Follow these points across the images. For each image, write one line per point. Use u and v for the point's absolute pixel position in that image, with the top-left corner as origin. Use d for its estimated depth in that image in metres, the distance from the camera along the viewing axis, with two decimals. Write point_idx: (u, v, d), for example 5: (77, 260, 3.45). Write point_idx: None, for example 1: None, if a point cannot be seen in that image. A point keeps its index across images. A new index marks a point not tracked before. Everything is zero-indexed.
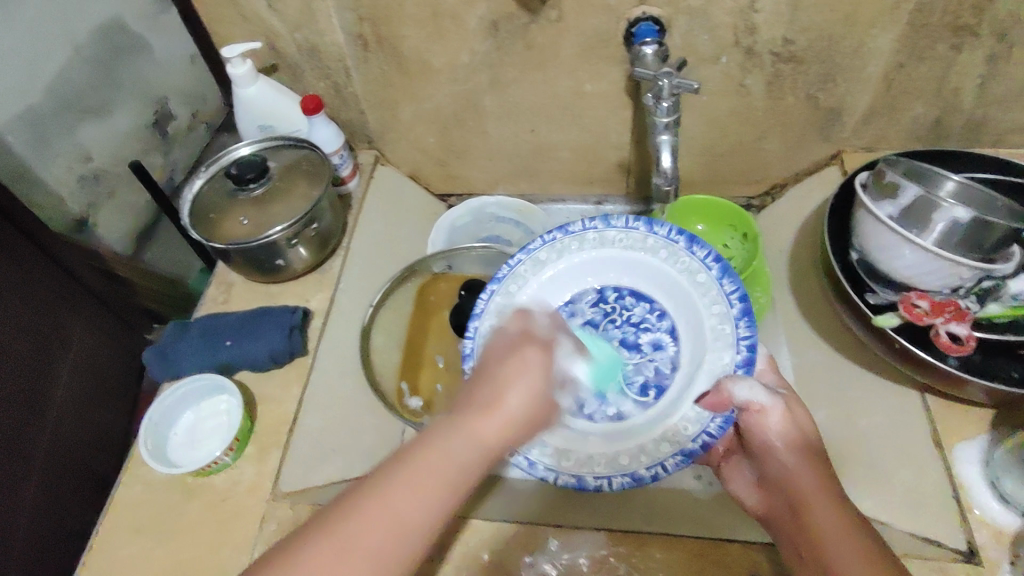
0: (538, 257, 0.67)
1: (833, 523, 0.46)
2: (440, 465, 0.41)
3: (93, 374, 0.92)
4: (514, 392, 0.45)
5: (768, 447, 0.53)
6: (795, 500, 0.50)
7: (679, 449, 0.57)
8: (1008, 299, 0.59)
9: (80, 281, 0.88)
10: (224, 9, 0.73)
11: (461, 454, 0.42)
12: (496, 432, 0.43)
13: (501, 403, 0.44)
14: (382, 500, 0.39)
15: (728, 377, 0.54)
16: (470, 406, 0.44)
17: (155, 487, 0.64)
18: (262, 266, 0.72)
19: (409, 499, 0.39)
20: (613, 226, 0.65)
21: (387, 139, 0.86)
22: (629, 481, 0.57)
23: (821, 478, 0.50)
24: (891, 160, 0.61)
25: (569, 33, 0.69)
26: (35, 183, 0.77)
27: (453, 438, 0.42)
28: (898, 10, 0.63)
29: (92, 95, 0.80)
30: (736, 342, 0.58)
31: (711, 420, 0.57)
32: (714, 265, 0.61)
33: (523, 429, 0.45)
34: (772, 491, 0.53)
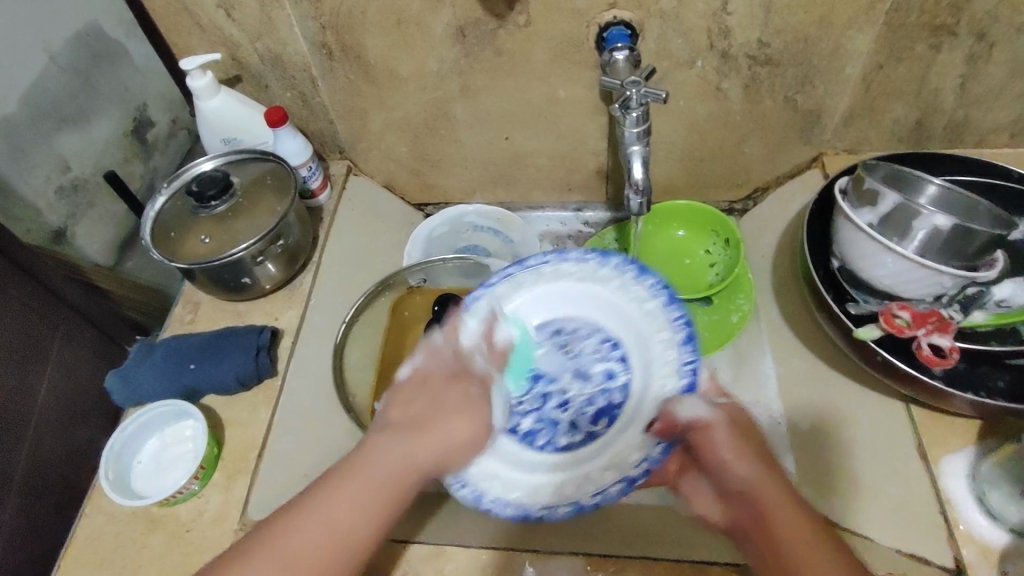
0: (496, 292, 0.63)
1: (802, 550, 0.44)
2: (371, 478, 0.45)
3: (76, 386, 0.79)
4: (449, 421, 0.50)
5: (721, 464, 0.50)
6: (758, 516, 0.47)
7: (623, 475, 0.56)
8: (992, 306, 0.56)
9: (52, 291, 0.76)
10: (183, 19, 0.70)
11: (390, 476, 0.46)
12: (434, 448, 0.49)
13: (434, 427, 0.49)
14: (323, 508, 0.44)
15: (671, 401, 0.55)
16: (406, 425, 0.49)
17: (118, 519, 0.61)
18: (228, 285, 0.70)
19: (344, 512, 0.44)
20: (568, 258, 0.64)
21: (359, 150, 0.83)
22: (573, 510, 0.54)
23: (784, 494, 0.47)
24: (870, 166, 0.60)
25: (539, 38, 0.67)
26: (13, 197, 0.78)
27: (380, 453, 0.47)
28: (874, 10, 0.61)
29: (68, 104, 0.84)
30: (680, 367, 0.58)
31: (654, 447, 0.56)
32: (662, 292, 0.61)
33: (453, 450, 0.50)
34: (733, 508, 0.49)
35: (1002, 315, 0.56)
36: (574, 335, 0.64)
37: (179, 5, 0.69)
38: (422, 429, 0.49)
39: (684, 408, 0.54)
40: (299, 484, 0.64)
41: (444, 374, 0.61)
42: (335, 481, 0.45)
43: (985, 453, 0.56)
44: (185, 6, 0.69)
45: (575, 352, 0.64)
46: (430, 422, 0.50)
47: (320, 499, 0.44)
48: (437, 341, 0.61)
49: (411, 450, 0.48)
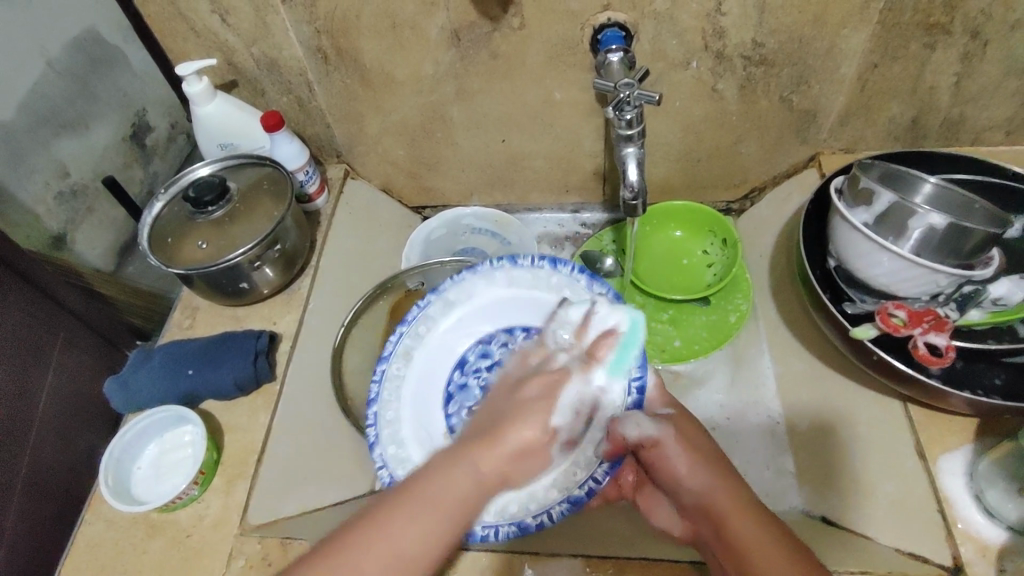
0: (448, 299, 0.66)
1: (753, 534, 0.47)
2: (432, 501, 0.43)
3: (75, 392, 0.79)
4: (516, 429, 0.48)
5: (677, 478, 0.53)
6: (715, 520, 0.50)
7: (568, 496, 0.58)
8: (989, 304, 0.57)
9: (52, 297, 0.77)
10: (179, 26, 0.70)
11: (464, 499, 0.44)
12: (495, 470, 0.46)
13: (501, 435, 0.47)
14: (379, 531, 0.41)
15: (616, 420, 0.56)
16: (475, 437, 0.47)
17: (118, 525, 0.62)
18: (226, 290, 0.70)
19: (404, 531, 0.42)
20: (520, 265, 0.66)
21: (356, 153, 0.84)
22: (515, 530, 0.57)
23: (737, 497, 0.50)
24: (865, 166, 0.60)
25: (534, 40, 0.67)
26: (14, 201, 0.78)
27: (448, 480, 0.44)
28: (867, 9, 0.61)
29: (68, 109, 0.85)
30: (628, 383, 0.58)
31: (597, 467, 0.59)
32: (611, 302, 0.62)
33: (520, 462, 0.47)
34: (693, 520, 0.52)
35: (997, 313, 0.56)
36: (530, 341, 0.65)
37: (174, 11, 0.69)
38: (485, 443, 0.46)
39: (632, 428, 0.55)
40: (298, 489, 0.64)
41: (394, 388, 0.64)
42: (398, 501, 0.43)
43: (983, 451, 0.56)
44: (179, 12, 0.69)
45: None
46: (499, 432, 0.47)
47: (382, 533, 0.41)
48: (389, 353, 0.65)
49: (478, 471, 0.45)
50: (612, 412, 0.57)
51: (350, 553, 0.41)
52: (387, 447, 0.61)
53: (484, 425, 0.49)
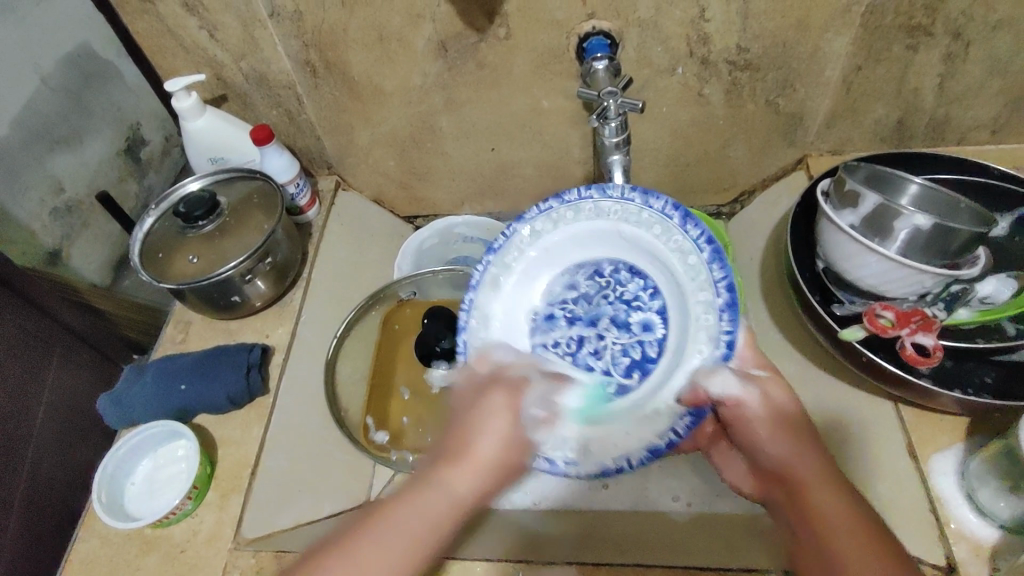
0: (534, 227, 0.66)
1: (834, 513, 0.47)
2: (421, 512, 0.46)
3: (70, 407, 0.79)
4: (493, 420, 0.50)
5: (755, 443, 0.52)
6: (792, 489, 0.49)
7: (647, 447, 0.57)
8: (976, 303, 0.57)
9: (47, 311, 0.77)
10: (166, 41, 0.71)
11: (440, 507, 0.46)
12: (466, 489, 0.47)
13: (472, 449, 0.48)
14: (354, 547, 0.44)
15: (702, 374, 0.56)
16: (440, 459, 0.49)
17: (112, 541, 0.61)
18: (218, 304, 0.70)
19: (396, 536, 0.45)
20: (609, 196, 0.63)
21: (347, 165, 0.84)
22: (597, 473, 0.58)
23: (819, 465, 0.49)
24: (850, 168, 0.60)
25: (520, 50, 0.67)
26: (11, 219, 0.78)
27: (420, 494, 0.46)
28: (849, 13, 0.62)
29: (60, 125, 0.83)
30: (716, 337, 0.57)
31: (679, 418, 0.57)
32: (705, 247, 0.59)
33: (496, 473, 0.49)
34: (767, 482, 0.53)
35: (985, 311, 0.56)
36: (618, 276, 0.65)
37: (163, 28, 0.69)
38: (448, 461, 0.48)
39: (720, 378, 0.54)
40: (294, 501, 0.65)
41: (479, 324, 0.65)
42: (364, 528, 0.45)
43: (974, 450, 0.56)
44: (168, 28, 0.69)
45: (615, 295, 0.65)
46: (465, 441, 0.49)
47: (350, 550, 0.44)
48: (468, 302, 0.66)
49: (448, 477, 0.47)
50: (700, 364, 0.57)
51: (354, 546, 0.44)
52: None
53: (450, 439, 0.51)
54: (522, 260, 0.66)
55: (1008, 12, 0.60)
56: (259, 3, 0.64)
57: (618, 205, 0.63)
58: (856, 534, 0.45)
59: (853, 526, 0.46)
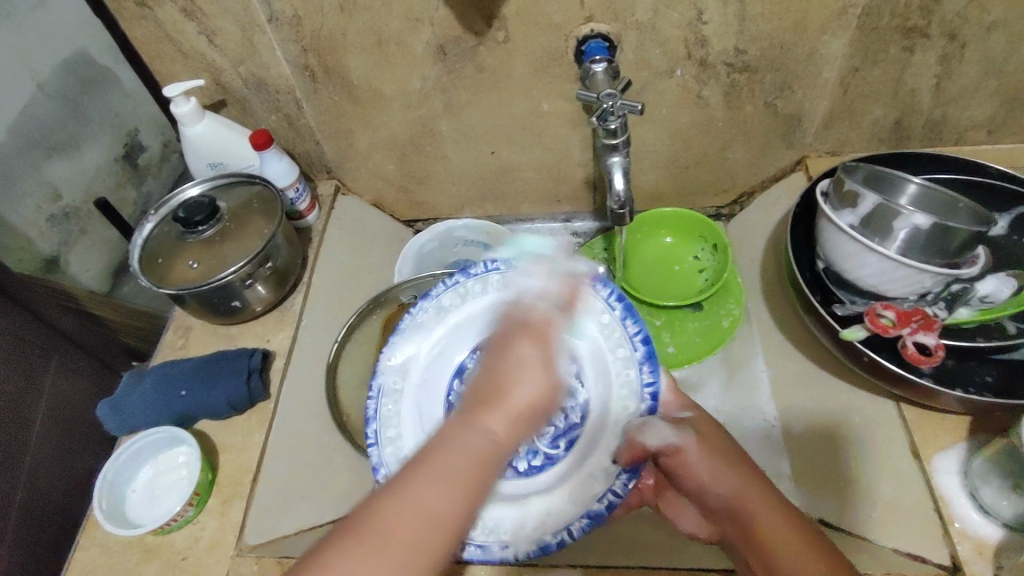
0: (441, 303, 0.63)
1: (784, 535, 0.47)
2: (455, 459, 0.40)
3: (69, 415, 0.78)
4: (523, 376, 0.44)
5: (700, 488, 0.53)
6: (743, 524, 0.49)
7: (586, 512, 0.54)
8: (977, 302, 0.57)
9: (44, 319, 0.76)
10: (165, 47, 0.71)
11: (479, 452, 0.40)
12: (503, 428, 0.42)
13: (512, 393, 0.43)
14: (402, 495, 0.38)
15: (636, 429, 0.55)
16: (478, 404, 0.43)
17: (113, 549, 0.61)
18: (218, 309, 0.70)
19: (434, 492, 0.38)
20: (516, 266, 0.63)
21: (346, 169, 0.84)
22: (536, 551, 0.53)
23: (763, 496, 0.50)
24: (849, 168, 0.60)
25: (518, 53, 0.67)
26: (5, 224, 0.77)
27: (457, 436, 0.41)
28: (846, 15, 0.62)
29: (59, 131, 0.83)
30: (640, 391, 0.58)
31: (617, 477, 0.55)
32: (618, 304, 0.59)
33: (533, 417, 0.44)
34: (716, 520, 0.53)
35: (986, 310, 0.56)
36: None
37: (161, 33, 0.69)
38: (490, 405, 0.43)
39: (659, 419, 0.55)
40: (296, 507, 0.64)
41: (392, 399, 0.61)
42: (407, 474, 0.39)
43: (976, 449, 0.56)
44: (167, 34, 0.69)
45: None
46: (507, 385, 0.44)
47: (394, 497, 0.38)
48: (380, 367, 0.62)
49: (489, 427, 0.42)
50: (628, 420, 0.57)
51: (380, 520, 0.37)
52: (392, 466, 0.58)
53: (481, 384, 0.45)
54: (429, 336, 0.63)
55: (1004, 12, 0.61)
56: (258, 8, 0.64)
57: (519, 274, 0.62)
58: (805, 543, 0.47)
59: (796, 539, 0.47)
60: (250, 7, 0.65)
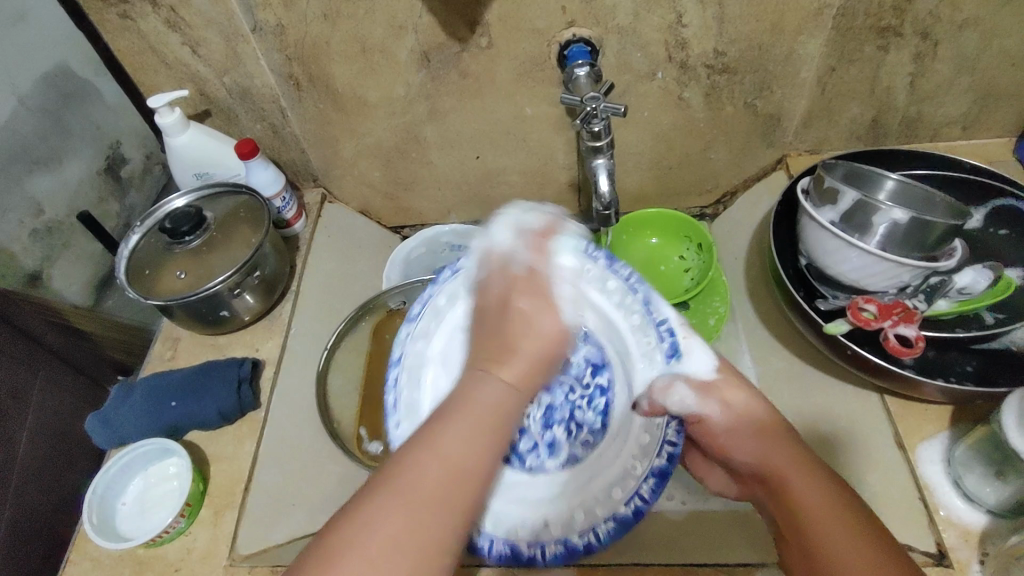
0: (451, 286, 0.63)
1: (813, 494, 0.47)
2: (475, 408, 0.43)
3: (55, 428, 0.78)
4: (543, 318, 0.51)
5: (726, 450, 0.55)
6: (771, 484, 0.50)
7: (613, 515, 0.57)
8: (955, 294, 0.58)
9: (27, 334, 0.76)
10: (147, 58, 0.71)
11: (485, 413, 0.43)
12: (513, 377, 0.46)
13: (519, 347, 0.48)
14: (435, 450, 0.40)
15: (659, 388, 0.57)
16: (491, 357, 0.47)
17: (103, 563, 0.60)
18: (206, 319, 0.70)
19: (461, 446, 0.41)
20: None
21: (333, 177, 0.84)
22: (562, 551, 0.55)
23: (801, 461, 0.49)
24: (829, 166, 0.62)
25: (502, 59, 0.68)
26: None
27: (477, 389, 0.44)
28: (822, 16, 0.64)
29: (41, 145, 0.78)
30: (658, 344, 0.59)
31: (667, 427, 0.59)
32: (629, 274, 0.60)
33: (542, 366, 0.49)
34: (747, 483, 0.54)
35: (964, 301, 0.58)
36: None
37: (145, 45, 0.69)
38: (491, 365, 0.46)
39: (694, 367, 0.56)
40: (289, 515, 0.64)
41: (413, 376, 0.62)
42: (450, 417, 0.42)
43: (958, 438, 0.57)
44: (150, 45, 0.69)
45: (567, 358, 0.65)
46: (531, 323, 0.50)
47: (425, 450, 0.41)
48: (399, 356, 0.62)
49: (503, 380, 0.45)
50: (651, 377, 0.58)
51: (406, 467, 0.40)
52: None
53: (485, 343, 0.49)
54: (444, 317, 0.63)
55: (974, 11, 0.62)
56: (242, 18, 0.65)
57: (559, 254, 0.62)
58: (834, 502, 0.46)
59: (827, 500, 0.46)
60: (234, 17, 0.65)
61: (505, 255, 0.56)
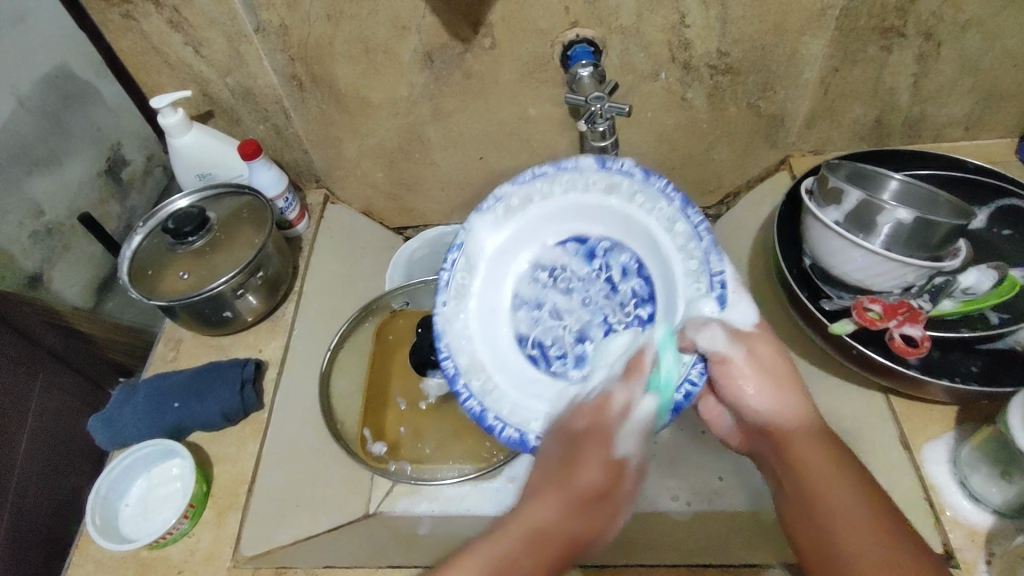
0: (509, 203, 0.64)
1: (819, 462, 0.47)
2: (522, 526, 0.45)
3: (56, 431, 0.77)
4: (591, 472, 0.48)
5: (739, 396, 0.53)
6: (781, 444, 0.50)
7: None
8: (959, 294, 0.58)
9: (27, 336, 0.75)
10: (150, 58, 0.71)
11: (528, 530, 0.45)
12: (546, 515, 0.45)
13: (579, 476, 0.48)
14: (455, 574, 0.42)
15: (693, 324, 0.54)
16: (552, 482, 0.48)
17: (106, 565, 0.60)
18: (209, 320, 0.69)
19: (470, 567, 0.43)
20: (605, 168, 0.61)
21: (335, 177, 0.84)
22: None
23: (823, 451, 0.48)
24: (833, 166, 0.62)
25: (505, 59, 0.68)
26: None
27: (528, 514, 0.46)
28: (826, 16, 0.64)
29: (41, 146, 0.78)
30: (710, 286, 0.56)
31: (692, 366, 0.55)
32: (693, 215, 0.58)
33: (603, 505, 0.47)
34: (754, 435, 0.54)
35: (968, 301, 0.58)
36: (608, 257, 0.64)
37: (148, 45, 0.69)
38: (556, 488, 0.47)
39: (733, 317, 0.55)
40: (292, 517, 0.64)
41: (460, 294, 0.64)
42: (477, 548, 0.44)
43: (964, 438, 0.57)
44: (153, 46, 0.69)
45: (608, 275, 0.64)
46: (580, 477, 0.48)
47: (453, 573, 0.42)
48: (461, 241, 0.64)
49: (557, 510, 0.46)
50: (693, 316, 0.55)
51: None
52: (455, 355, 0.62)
53: (552, 472, 0.49)
54: (503, 226, 0.65)
55: (977, 12, 0.62)
56: (245, 18, 0.65)
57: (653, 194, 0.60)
58: (842, 473, 0.46)
59: (829, 469, 0.46)
60: (237, 17, 0.65)
61: (597, 394, 0.53)
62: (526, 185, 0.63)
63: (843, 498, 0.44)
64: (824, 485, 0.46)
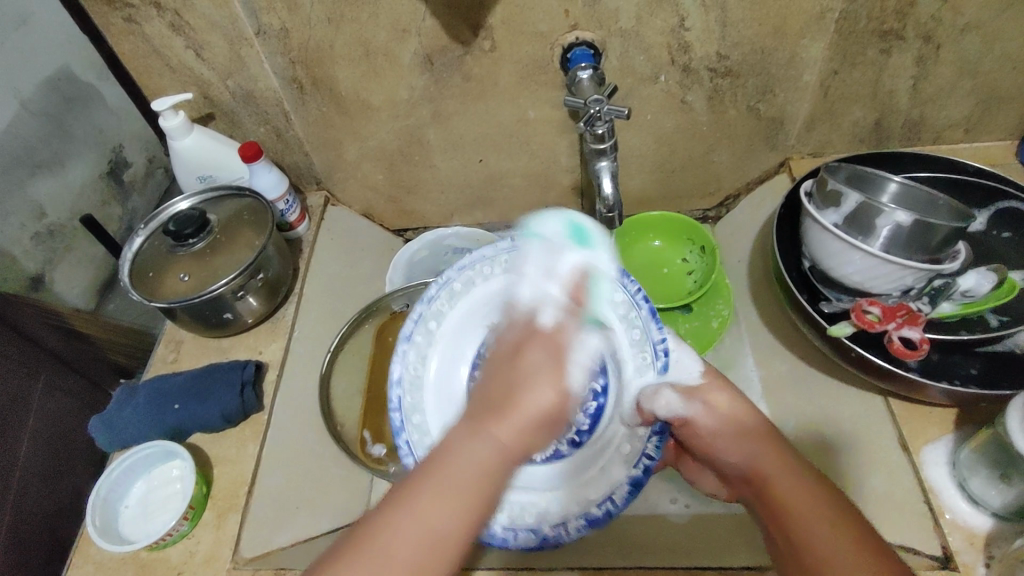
0: (453, 288, 0.62)
1: (795, 491, 0.47)
2: (455, 471, 0.41)
3: (56, 432, 0.78)
4: (536, 391, 0.46)
5: (711, 444, 0.54)
6: (760, 488, 0.50)
7: (586, 514, 0.56)
8: (958, 297, 0.58)
9: (29, 338, 0.75)
10: (151, 61, 0.71)
11: (490, 459, 0.42)
12: (516, 434, 0.44)
13: (524, 399, 0.45)
14: (393, 523, 0.39)
15: (646, 396, 0.56)
16: (492, 402, 0.45)
17: (106, 567, 0.60)
18: (209, 321, 0.70)
19: (439, 513, 0.40)
20: (517, 246, 0.61)
21: (335, 180, 0.84)
22: (584, 524, 0.56)
23: (801, 475, 0.48)
24: (832, 169, 0.62)
25: (504, 61, 0.68)
26: None
27: (466, 449, 0.42)
28: (825, 19, 0.64)
29: (44, 148, 0.78)
30: (653, 348, 0.59)
31: (648, 440, 0.58)
32: (624, 273, 0.60)
33: (545, 426, 0.46)
34: (730, 483, 0.54)
35: (967, 304, 0.58)
36: None
37: (149, 48, 0.70)
38: (496, 416, 0.44)
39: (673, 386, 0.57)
40: (291, 519, 0.64)
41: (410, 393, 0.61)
42: (428, 476, 0.41)
43: (963, 441, 0.57)
44: (154, 49, 0.70)
45: None
46: (517, 395, 0.45)
47: (402, 510, 0.40)
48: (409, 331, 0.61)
49: (496, 438, 0.43)
50: (643, 384, 0.58)
51: (392, 519, 0.39)
52: (412, 436, 0.60)
53: (491, 389, 0.47)
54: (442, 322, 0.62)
55: (976, 15, 0.62)
56: (245, 21, 0.65)
57: (615, 267, 0.60)
58: (813, 498, 0.46)
59: (811, 500, 0.46)
60: (238, 20, 0.65)
61: (530, 314, 0.53)
62: (468, 267, 0.63)
63: (818, 527, 0.44)
64: (801, 510, 0.46)
